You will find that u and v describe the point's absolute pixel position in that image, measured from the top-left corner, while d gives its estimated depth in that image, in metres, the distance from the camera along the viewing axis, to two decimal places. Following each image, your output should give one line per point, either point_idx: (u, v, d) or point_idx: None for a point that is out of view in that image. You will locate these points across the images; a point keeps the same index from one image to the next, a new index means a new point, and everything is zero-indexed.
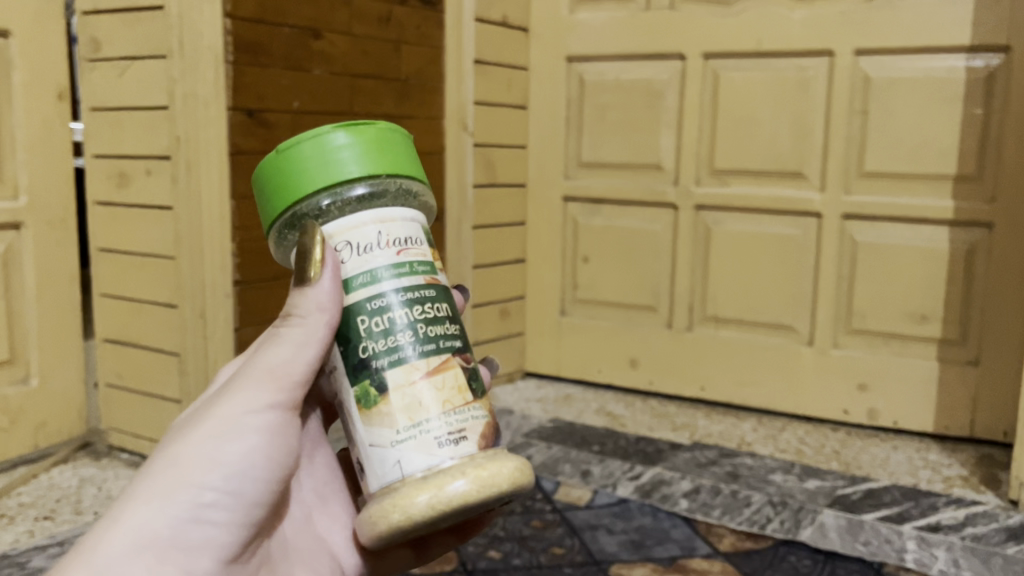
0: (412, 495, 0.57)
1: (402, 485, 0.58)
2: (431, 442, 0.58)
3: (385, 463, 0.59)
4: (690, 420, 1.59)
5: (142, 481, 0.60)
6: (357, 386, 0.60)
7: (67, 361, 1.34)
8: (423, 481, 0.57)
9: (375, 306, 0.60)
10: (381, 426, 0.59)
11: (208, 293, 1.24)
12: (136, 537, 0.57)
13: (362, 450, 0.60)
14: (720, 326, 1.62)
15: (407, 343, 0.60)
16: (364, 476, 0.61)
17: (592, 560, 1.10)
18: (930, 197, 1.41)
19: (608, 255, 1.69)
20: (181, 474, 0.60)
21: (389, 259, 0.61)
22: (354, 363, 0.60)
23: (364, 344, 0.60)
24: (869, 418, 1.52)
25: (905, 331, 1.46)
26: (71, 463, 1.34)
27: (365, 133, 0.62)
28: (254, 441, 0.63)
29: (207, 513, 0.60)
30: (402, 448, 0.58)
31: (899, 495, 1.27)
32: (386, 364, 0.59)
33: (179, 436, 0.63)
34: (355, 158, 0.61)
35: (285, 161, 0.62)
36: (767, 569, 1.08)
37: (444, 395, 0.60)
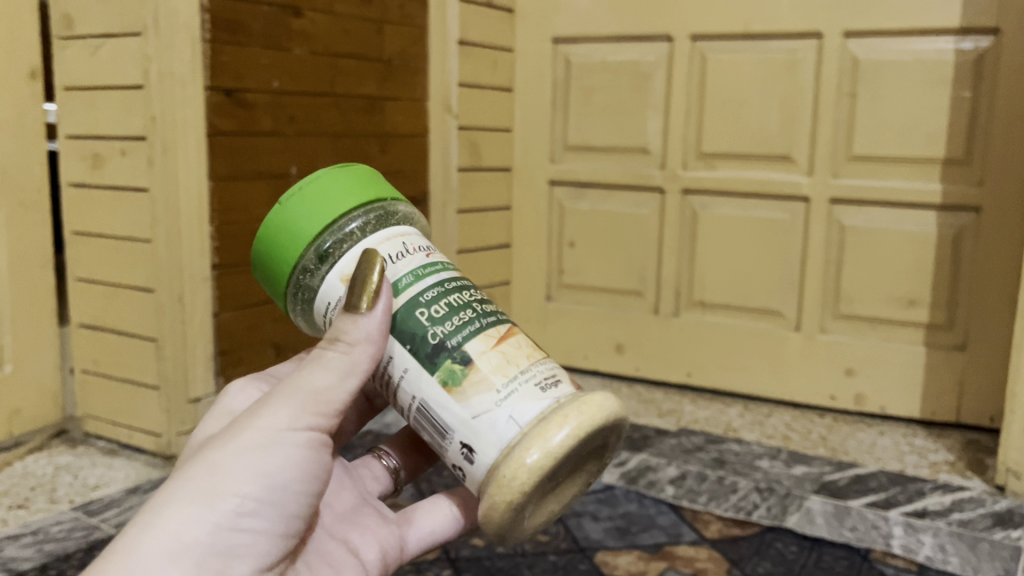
0: (543, 434, 0.58)
1: (525, 433, 0.58)
2: (535, 388, 0.60)
3: (496, 426, 0.59)
4: (677, 406, 1.57)
5: (175, 486, 0.57)
6: (440, 370, 0.60)
7: (41, 346, 1.31)
8: (546, 419, 0.59)
9: (430, 296, 0.61)
10: (481, 393, 0.59)
11: (186, 278, 1.21)
12: (171, 545, 0.54)
13: (463, 430, 0.59)
14: (707, 311, 1.61)
15: (474, 318, 0.61)
16: (475, 458, 0.59)
17: (577, 548, 1.08)
18: (918, 181, 1.40)
19: (594, 239, 1.67)
20: (216, 484, 0.57)
21: (422, 262, 0.63)
22: (428, 353, 0.60)
23: (433, 331, 0.60)
24: (857, 403, 1.51)
25: (892, 316, 1.45)
26: (47, 451, 1.32)
27: (331, 174, 0.64)
28: (293, 458, 0.59)
29: (246, 523, 0.58)
30: (508, 404, 0.59)
31: (887, 480, 1.27)
32: (462, 339, 0.60)
33: (216, 442, 0.59)
34: (335, 194, 0.62)
35: (279, 221, 0.63)
36: (753, 556, 1.07)
37: (525, 350, 0.62)
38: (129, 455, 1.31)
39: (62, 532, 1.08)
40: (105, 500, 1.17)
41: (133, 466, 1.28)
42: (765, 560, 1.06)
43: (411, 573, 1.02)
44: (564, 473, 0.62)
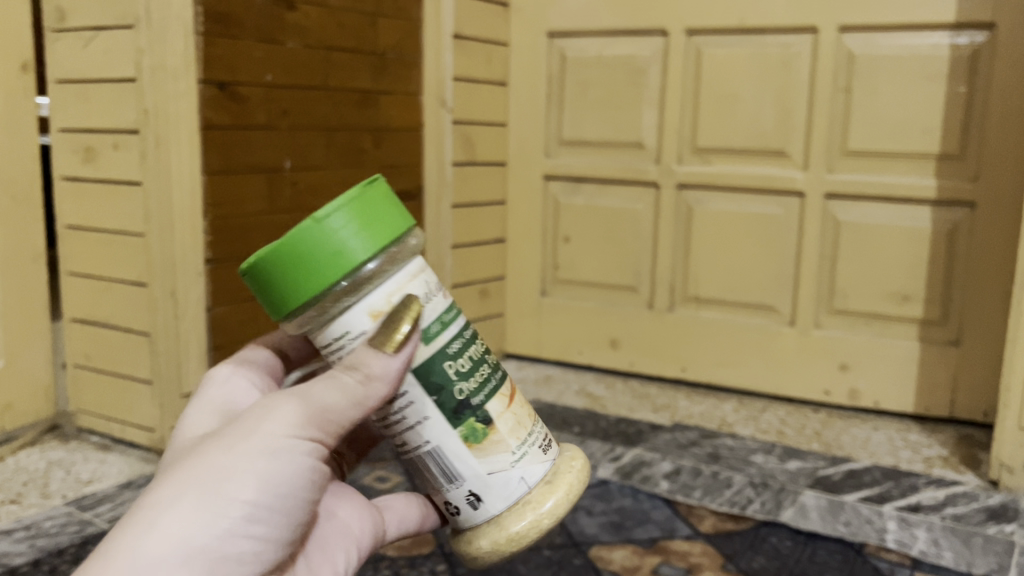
0: (551, 498, 0.61)
1: (534, 494, 0.61)
2: (540, 449, 0.63)
3: (509, 484, 0.61)
4: (671, 401, 1.57)
5: (178, 486, 0.53)
6: (462, 427, 0.59)
7: (34, 341, 1.30)
8: (551, 483, 0.62)
9: (456, 347, 0.59)
10: (498, 452, 0.60)
11: (179, 272, 1.20)
12: (177, 551, 0.51)
13: (475, 482, 0.60)
14: (701, 307, 1.61)
15: (490, 375, 0.61)
16: (479, 506, 0.61)
17: (572, 543, 1.08)
18: (913, 175, 1.40)
19: (589, 234, 1.67)
20: (224, 489, 0.53)
21: (445, 303, 0.59)
22: (452, 408, 0.59)
23: (459, 386, 0.59)
24: (851, 398, 1.51)
25: (886, 311, 1.45)
26: (39, 446, 1.31)
27: (359, 201, 0.55)
28: (301, 468, 0.56)
29: (248, 530, 0.54)
30: (521, 465, 0.61)
31: (880, 475, 1.27)
32: (484, 398, 0.60)
33: (220, 441, 0.55)
34: (364, 230, 0.55)
35: (311, 238, 0.54)
36: (748, 551, 1.07)
37: (528, 408, 0.64)
38: (123, 450, 1.31)
39: (55, 527, 1.08)
40: (98, 495, 1.17)
41: (126, 461, 1.27)
42: (760, 554, 1.06)
43: (405, 569, 1.01)
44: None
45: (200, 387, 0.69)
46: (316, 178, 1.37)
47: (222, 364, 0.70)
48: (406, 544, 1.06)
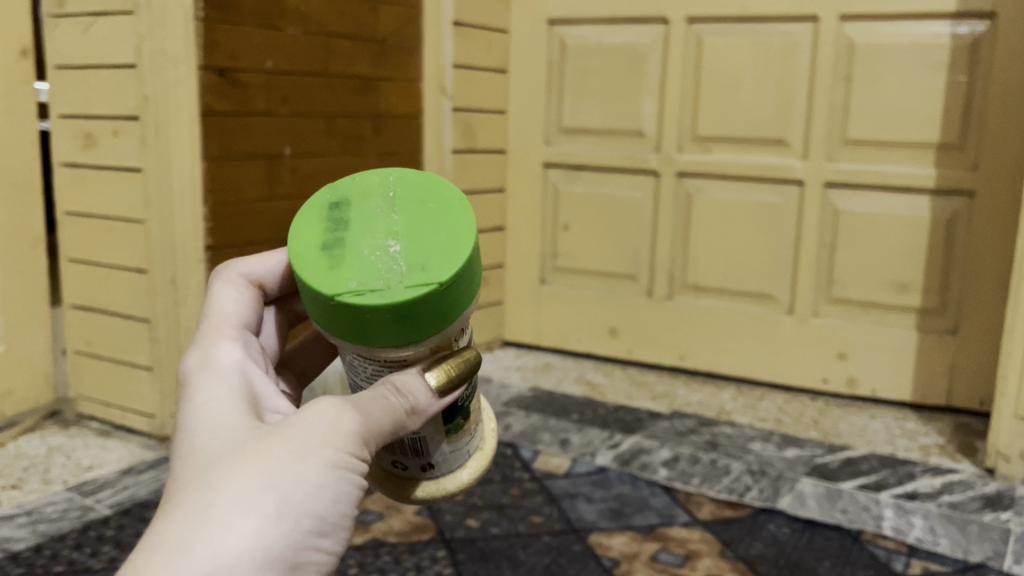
0: (479, 461, 0.65)
1: (471, 458, 0.65)
2: (479, 418, 0.66)
3: (459, 455, 0.64)
4: (669, 389, 1.58)
5: (246, 487, 0.50)
6: (452, 424, 0.61)
7: (33, 327, 1.30)
8: (482, 447, 0.66)
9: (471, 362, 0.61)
10: (466, 435, 0.63)
11: (180, 259, 1.21)
12: (250, 560, 0.49)
13: (437, 456, 0.62)
14: (700, 295, 1.61)
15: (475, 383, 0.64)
16: (427, 470, 0.63)
17: (571, 529, 1.09)
18: (912, 165, 1.40)
19: (588, 221, 1.67)
20: (292, 498, 0.51)
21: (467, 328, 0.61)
22: (453, 409, 0.61)
23: (463, 393, 0.61)
24: (848, 386, 1.52)
25: (885, 300, 1.46)
26: (39, 432, 1.32)
27: (462, 276, 0.54)
28: (357, 483, 0.55)
29: (307, 539, 0.52)
30: (471, 439, 0.64)
31: (877, 463, 1.28)
32: (470, 400, 0.63)
33: (283, 442, 0.53)
34: (452, 307, 0.54)
35: (430, 302, 0.52)
36: (745, 537, 1.08)
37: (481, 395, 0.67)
38: (122, 436, 1.31)
39: (56, 513, 1.08)
40: (99, 481, 1.17)
41: (126, 447, 1.28)
42: (757, 541, 1.07)
43: (405, 554, 1.02)
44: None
45: (203, 364, 0.60)
46: (316, 166, 1.36)
47: (221, 340, 0.61)
48: (406, 530, 1.06)
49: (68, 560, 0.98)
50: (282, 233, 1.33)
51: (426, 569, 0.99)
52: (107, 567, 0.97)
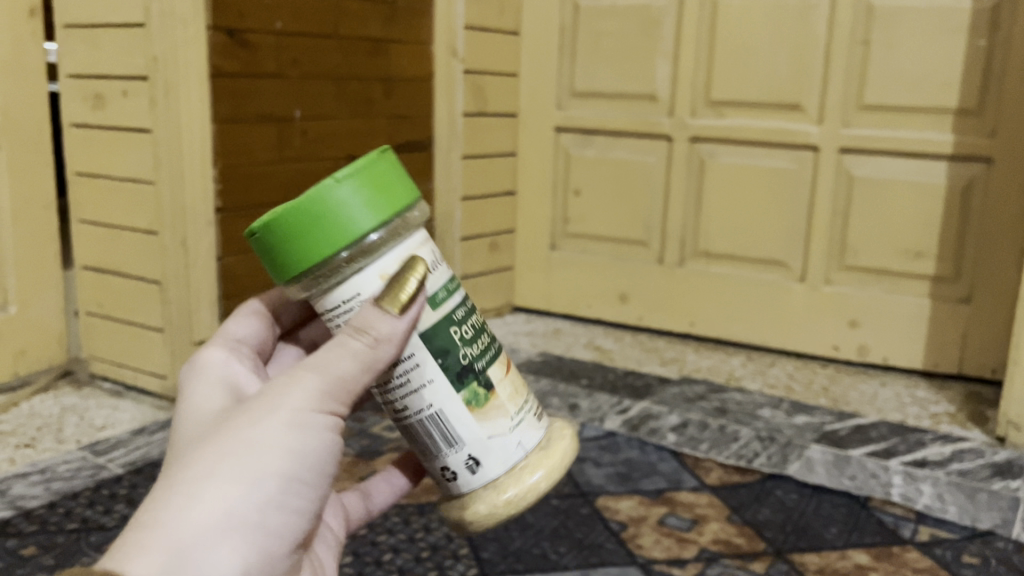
0: (541, 464, 0.59)
1: (528, 458, 0.59)
2: (532, 418, 0.61)
3: (507, 448, 0.59)
4: (680, 355, 1.58)
5: (208, 459, 0.51)
6: (466, 390, 0.57)
7: (45, 288, 1.31)
8: (544, 451, 0.60)
9: (462, 314, 0.57)
10: (498, 416, 0.58)
11: (190, 221, 1.20)
12: (218, 527, 0.50)
13: (476, 446, 0.58)
14: (711, 262, 1.60)
15: (489, 345, 0.59)
16: (477, 471, 0.59)
17: (579, 492, 1.09)
18: (930, 131, 1.38)
19: (599, 186, 1.66)
20: (255, 462, 0.52)
21: (450, 276, 0.57)
22: (457, 371, 0.57)
23: (463, 352, 0.57)
24: (859, 353, 1.51)
25: (898, 268, 1.44)
26: (53, 391, 1.33)
27: (365, 177, 0.53)
28: (328, 439, 0.55)
29: (279, 500, 0.53)
30: (518, 430, 0.59)
31: (887, 430, 1.28)
32: (486, 364, 0.58)
33: (243, 414, 0.53)
34: (368, 208, 0.53)
35: (333, 200, 0.52)
36: (753, 503, 1.08)
37: (522, 382, 0.62)
38: (135, 397, 1.32)
39: (70, 471, 1.09)
40: (112, 440, 1.18)
41: (138, 408, 1.28)
42: (765, 506, 1.07)
43: (414, 514, 1.02)
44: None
45: (190, 366, 0.62)
46: (327, 128, 1.36)
47: (209, 343, 0.63)
48: (415, 492, 1.07)
49: (81, 517, 0.99)
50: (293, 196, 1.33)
51: (435, 530, 0.99)
52: (120, 524, 0.98)
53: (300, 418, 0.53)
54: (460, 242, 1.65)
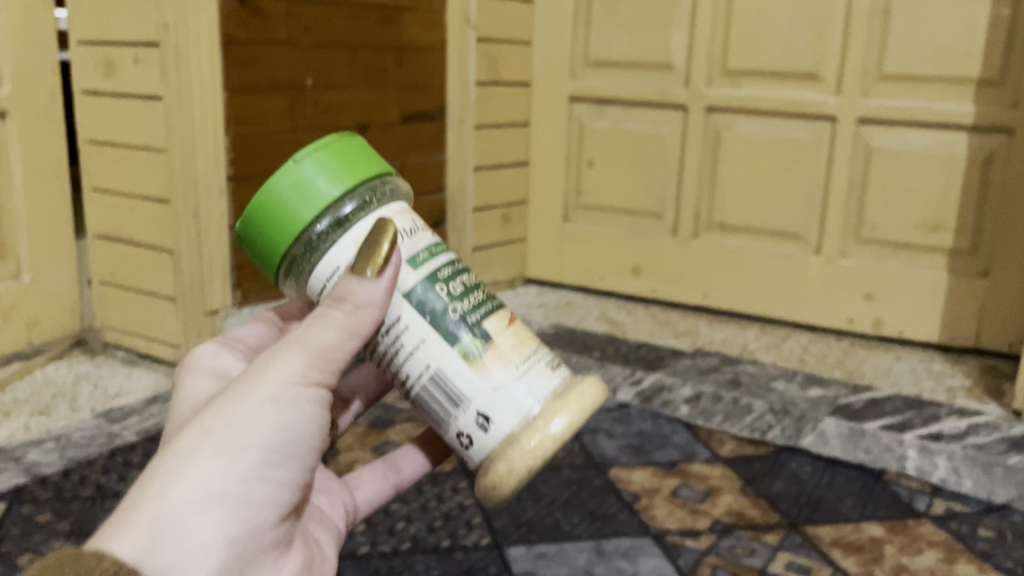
0: (560, 410, 0.57)
1: (544, 407, 0.57)
2: (544, 367, 0.59)
3: (516, 398, 0.57)
4: (693, 328, 1.57)
5: (193, 434, 0.52)
6: (460, 344, 0.57)
7: (58, 256, 1.31)
8: (562, 397, 0.58)
9: (447, 273, 0.58)
10: (500, 367, 0.57)
11: (202, 191, 1.20)
12: (203, 500, 0.51)
13: (482, 400, 0.57)
14: (726, 234, 1.59)
15: (484, 300, 0.59)
16: (490, 428, 0.57)
17: (592, 463, 1.09)
18: (950, 102, 1.36)
19: (613, 157, 1.65)
20: (237, 438, 0.53)
21: (433, 241, 0.59)
22: (449, 325, 0.57)
23: (454, 307, 0.57)
24: (874, 327, 1.50)
25: (916, 241, 1.43)
26: (67, 360, 1.33)
27: (323, 153, 0.57)
28: (311, 413, 0.56)
29: (263, 472, 0.54)
30: (526, 378, 0.58)
31: (902, 404, 1.27)
32: (481, 317, 0.58)
33: (225, 392, 0.54)
34: (329, 180, 0.56)
35: (296, 180, 0.56)
36: (766, 475, 1.07)
37: (528, 335, 0.61)
38: (148, 365, 1.32)
39: (84, 439, 1.09)
40: (126, 408, 1.18)
41: (152, 377, 1.29)
42: (779, 479, 1.07)
43: (427, 484, 1.02)
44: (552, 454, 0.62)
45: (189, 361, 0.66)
46: (339, 98, 1.34)
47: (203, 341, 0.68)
48: None
49: (96, 484, 0.99)
50: None
51: (448, 500, 0.99)
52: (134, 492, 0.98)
53: (281, 391, 0.54)
54: (472, 213, 1.64)
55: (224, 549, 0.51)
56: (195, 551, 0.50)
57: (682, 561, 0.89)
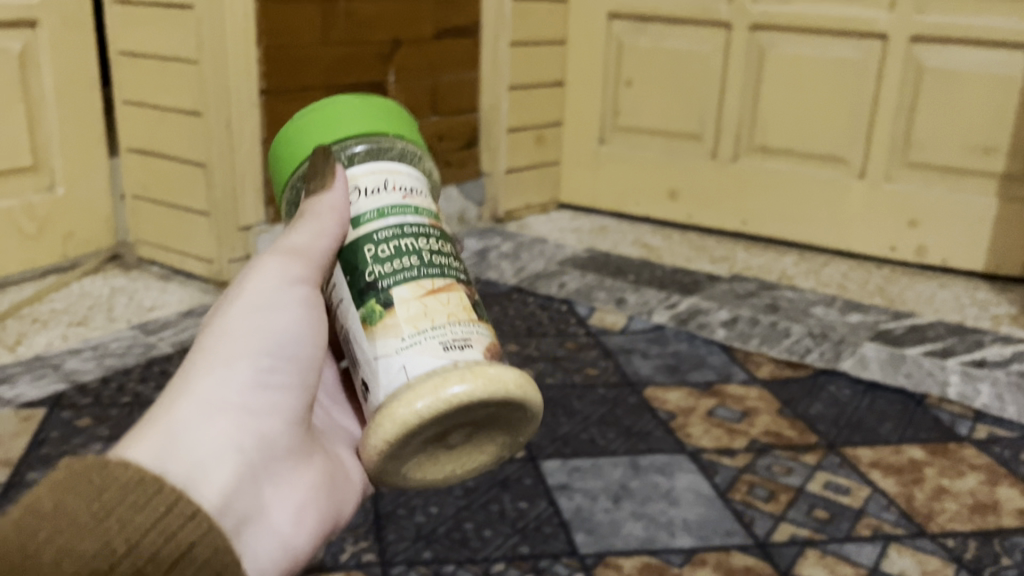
0: (443, 384, 0.48)
1: (430, 374, 0.48)
2: (437, 347, 0.49)
3: (389, 372, 0.49)
4: (730, 253, 1.54)
5: (189, 363, 0.50)
6: (362, 307, 0.50)
7: (92, 170, 1.31)
8: (451, 370, 0.48)
9: (385, 236, 0.51)
10: (389, 336, 0.50)
11: (234, 102, 1.18)
12: (209, 412, 0.48)
13: (367, 367, 0.50)
14: (767, 157, 1.54)
15: (416, 267, 0.51)
16: (371, 394, 0.50)
17: (626, 382, 1.08)
18: (1010, 18, 1.30)
19: (653, 77, 1.60)
20: (232, 349, 0.50)
21: (395, 202, 0.52)
22: (360, 287, 0.51)
23: (370, 269, 0.51)
24: (917, 255, 1.46)
25: (965, 165, 1.38)
26: (103, 273, 1.33)
27: (322, 109, 0.54)
28: (304, 316, 0.53)
29: (268, 380, 0.51)
30: (407, 354, 0.49)
31: (944, 330, 1.24)
32: (393, 283, 0.50)
33: (212, 317, 0.53)
34: (310, 136, 0.53)
35: (293, 127, 0.54)
36: (805, 397, 1.06)
37: (453, 308, 0.51)
38: (182, 280, 1.32)
39: (121, 348, 1.10)
40: (161, 321, 1.19)
41: (186, 291, 1.29)
42: (817, 401, 1.05)
43: None
44: (466, 440, 0.52)
45: None
46: (370, 10, 1.31)
47: None
48: None
49: (134, 392, 1.00)
50: (338, 79, 1.29)
51: None
52: None
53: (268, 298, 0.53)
54: (506, 134, 1.61)
55: (243, 458, 0.48)
56: (213, 455, 0.47)
57: (719, 478, 0.88)
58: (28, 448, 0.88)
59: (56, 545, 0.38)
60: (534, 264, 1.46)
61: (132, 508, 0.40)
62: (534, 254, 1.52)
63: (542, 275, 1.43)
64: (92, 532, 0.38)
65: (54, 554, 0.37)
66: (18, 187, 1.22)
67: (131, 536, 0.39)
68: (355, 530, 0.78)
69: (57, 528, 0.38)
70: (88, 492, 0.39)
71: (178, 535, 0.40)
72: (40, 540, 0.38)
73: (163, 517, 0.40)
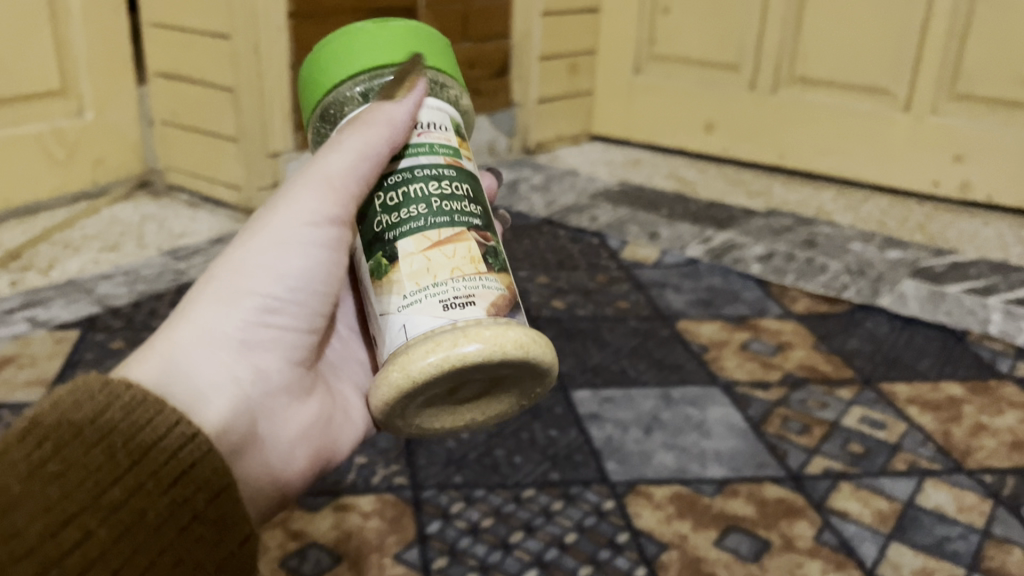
0: (451, 342, 0.45)
1: (438, 330, 0.46)
2: (437, 306, 0.47)
3: (392, 330, 0.48)
4: (767, 188, 1.51)
5: (202, 282, 0.50)
6: (370, 261, 0.50)
7: (120, 95, 1.30)
8: (458, 330, 0.46)
9: (394, 180, 0.50)
10: (392, 294, 0.48)
11: (262, 25, 1.15)
12: (211, 341, 0.48)
13: (376, 324, 0.50)
14: (808, 89, 1.49)
15: (423, 215, 0.49)
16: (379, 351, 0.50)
17: (659, 315, 1.07)
18: None
19: (692, 4, 1.55)
20: (240, 279, 0.49)
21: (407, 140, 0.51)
22: (370, 238, 0.50)
23: (379, 218, 0.50)
24: (962, 191, 1.41)
25: (1015, 98, 1.32)
26: (132, 200, 1.33)
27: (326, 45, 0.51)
28: (323, 257, 0.51)
29: (274, 315, 0.50)
30: (408, 312, 0.48)
31: (987, 268, 1.21)
32: (398, 234, 0.49)
33: (240, 234, 0.52)
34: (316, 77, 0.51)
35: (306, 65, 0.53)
36: (841, 333, 1.04)
37: (459, 262, 0.48)
38: (212, 208, 1.32)
39: (152, 274, 1.10)
40: (191, 248, 1.18)
41: (216, 219, 1.28)
42: (853, 337, 1.03)
43: None
44: (477, 393, 0.50)
45: None
46: None
47: None
48: None
49: (165, 316, 1.00)
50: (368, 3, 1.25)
51: None
52: None
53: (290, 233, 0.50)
54: (537, 62, 1.58)
55: (238, 391, 0.48)
56: (210, 387, 0.47)
57: (752, 411, 0.87)
58: (62, 369, 0.88)
59: (62, 455, 0.38)
60: (565, 198, 1.44)
61: (133, 424, 0.40)
62: (565, 187, 1.49)
63: (573, 208, 1.41)
64: (97, 446, 0.39)
65: (59, 463, 0.38)
66: (46, 110, 1.22)
67: (134, 452, 0.39)
68: (386, 455, 0.78)
69: (62, 439, 0.38)
70: (90, 407, 0.39)
71: (178, 454, 0.41)
72: (46, 449, 0.38)
73: (163, 437, 0.40)
